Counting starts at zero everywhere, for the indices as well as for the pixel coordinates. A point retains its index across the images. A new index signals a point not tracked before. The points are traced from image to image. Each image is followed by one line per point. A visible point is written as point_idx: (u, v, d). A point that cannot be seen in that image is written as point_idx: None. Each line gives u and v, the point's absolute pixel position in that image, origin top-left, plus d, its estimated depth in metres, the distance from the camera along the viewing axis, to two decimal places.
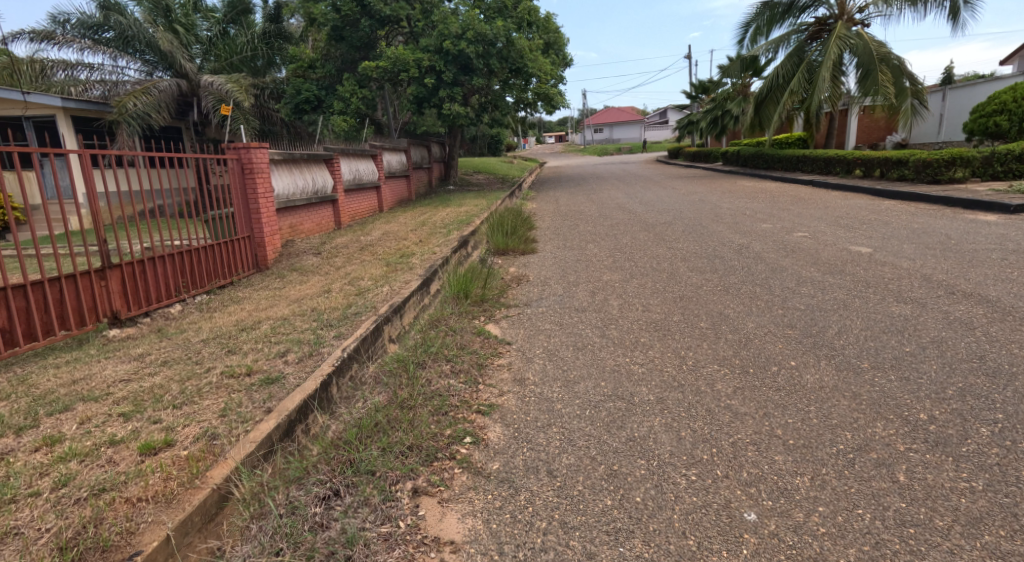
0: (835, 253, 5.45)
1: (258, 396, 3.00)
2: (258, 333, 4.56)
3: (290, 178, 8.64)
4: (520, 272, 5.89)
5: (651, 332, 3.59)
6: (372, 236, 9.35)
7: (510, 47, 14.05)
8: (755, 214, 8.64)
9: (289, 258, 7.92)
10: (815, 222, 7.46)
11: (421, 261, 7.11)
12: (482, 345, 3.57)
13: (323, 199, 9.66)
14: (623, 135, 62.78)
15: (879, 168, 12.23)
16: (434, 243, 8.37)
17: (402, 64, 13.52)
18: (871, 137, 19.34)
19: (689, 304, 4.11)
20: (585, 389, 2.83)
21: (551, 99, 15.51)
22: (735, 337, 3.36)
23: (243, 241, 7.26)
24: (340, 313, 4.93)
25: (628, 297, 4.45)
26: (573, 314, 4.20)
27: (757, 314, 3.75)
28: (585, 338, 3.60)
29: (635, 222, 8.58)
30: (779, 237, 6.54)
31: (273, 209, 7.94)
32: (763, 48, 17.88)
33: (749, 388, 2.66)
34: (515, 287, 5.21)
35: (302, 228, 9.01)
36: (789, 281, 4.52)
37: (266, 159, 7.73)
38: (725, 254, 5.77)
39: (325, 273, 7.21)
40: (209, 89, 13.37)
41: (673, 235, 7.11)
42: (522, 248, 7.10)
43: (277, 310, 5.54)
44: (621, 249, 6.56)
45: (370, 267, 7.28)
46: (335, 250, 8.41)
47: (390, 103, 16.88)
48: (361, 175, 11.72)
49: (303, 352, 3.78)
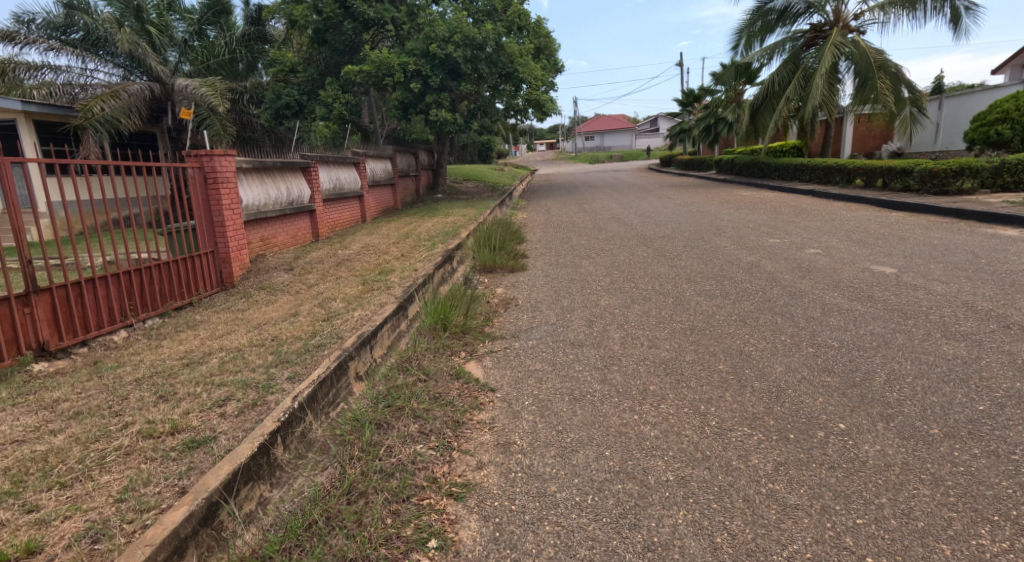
0: (856, 274, 4.94)
1: (174, 468, 2.41)
2: (203, 370, 3.95)
3: (261, 189, 8.05)
4: (508, 294, 5.32)
5: (661, 377, 3.03)
6: (350, 250, 8.74)
7: (500, 52, 13.56)
8: (758, 227, 8.13)
9: (258, 274, 7.29)
10: (825, 237, 6.96)
11: (401, 280, 6.52)
12: (460, 394, 3.00)
13: (298, 209, 9.06)
14: (614, 143, 62.50)
15: (882, 178, 11.80)
16: (416, 258, 7.78)
17: (386, 68, 12.92)
18: (866, 146, 18.97)
19: (702, 339, 3.56)
20: (588, 462, 2.25)
21: (541, 105, 14.99)
22: (764, 387, 2.80)
23: (205, 257, 6.63)
24: (304, 344, 4.33)
25: (630, 329, 3.89)
26: (567, 350, 3.62)
27: (785, 353, 3.20)
28: (584, 386, 3.02)
29: (632, 235, 8.04)
30: (790, 254, 6.02)
31: (241, 221, 7.33)
32: (757, 56, 17.53)
33: (795, 464, 2.10)
34: (501, 313, 4.65)
35: (275, 241, 8.39)
36: (812, 310, 3.98)
37: (232, 168, 7.12)
38: (734, 274, 5.24)
39: (296, 293, 6.60)
40: (184, 94, 12.73)
41: (675, 251, 6.58)
42: (512, 265, 6.52)
43: (235, 338, 4.91)
44: (619, 267, 6.01)
45: (345, 286, 6.67)
46: (310, 265, 7.79)
47: (376, 109, 16.29)
48: (342, 184, 11.11)
49: (247, 400, 3.16)
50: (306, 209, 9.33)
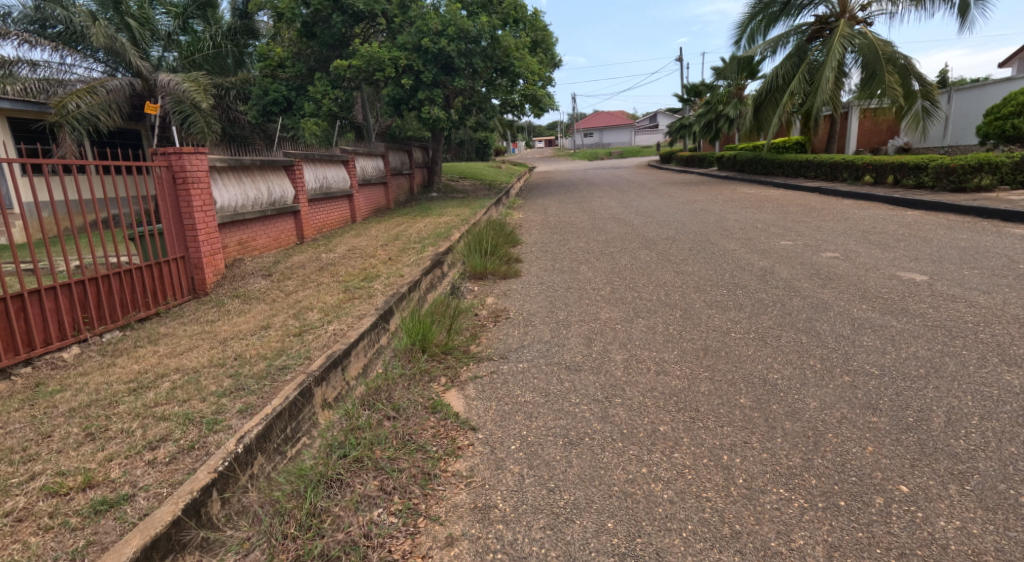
0: (883, 281, 4.48)
1: (70, 544, 1.95)
2: (149, 397, 3.46)
3: (240, 189, 7.58)
4: (499, 304, 4.84)
5: (674, 415, 2.56)
6: (335, 253, 8.27)
7: (495, 45, 13.09)
8: (766, 228, 7.66)
9: (234, 281, 6.81)
10: (839, 239, 6.50)
11: (384, 287, 6.05)
12: (435, 437, 2.54)
13: (281, 210, 8.59)
14: (613, 140, 62.01)
15: (892, 175, 11.34)
16: (404, 263, 7.30)
17: (376, 63, 12.41)
18: (872, 141, 18.47)
19: (716, 364, 3.09)
20: (589, 540, 1.84)
21: (538, 101, 14.51)
22: (799, 429, 2.32)
23: (174, 263, 6.16)
24: (268, 364, 3.85)
25: (633, 349, 3.43)
26: (563, 375, 3.16)
27: (818, 383, 2.72)
28: (581, 424, 2.56)
29: (633, 237, 7.56)
30: (805, 258, 5.56)
31: (215, 224, 6.84)
32: (761, 49, 17.02)
33: (853, 548, 1.69)
34: (489, 328, 4.18)
35: (255, 244, 7.92)
36: (840, 326, 3.51)
37: (204, 167, 6.61)
38: (747, 281, 4.78)
39: (272, 302, 6.12)
40: (167, 90, 12.25)
41: (681, 255, 6.12)
42: (504, 271, 6.04)
43: (196, 356, 4.42)
44: (620, 273, 5.55)
45: (326, 294, 6.20)
46: (290, 271, 7.32)
47: (369, 105, 15.79)
48: (329, 183, 10.63)
49: (184, 441, 2.67)
50: (289, 210, 8.86)
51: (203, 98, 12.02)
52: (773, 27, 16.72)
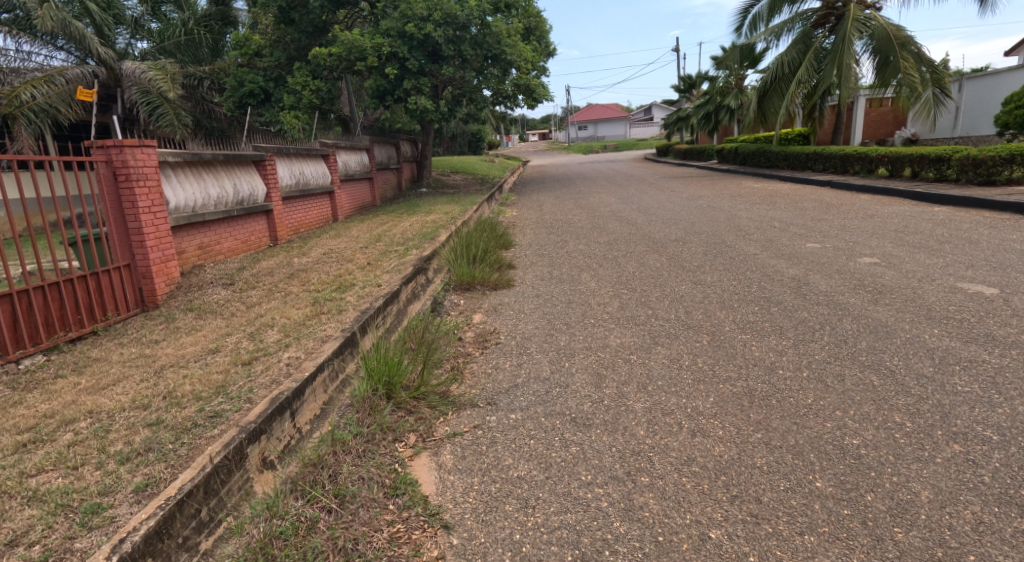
0: (946, 296, 3.78)
1: None
2: (35, 456, 2.71)
3: (200, 188, 6.80)
4: (488, 324, 4.11)
5: (732, 515, 1.82)
6: (309, 258, 7.50)
7: (485, 31, 12.28)
8: (783, 227, 6.95)
9: (190, 291, 6.03)
10: (871, 240, 5.80)
11: (357, 300, 5.32)
12: (393, 549, 1.82)
13: (249, 210, 7.79)
14: (608, 132, 61.27)
15: (910, 167, 10.66)
16: (384, 269, 6.54)
17: (357, 52, 11.59)
18: (878, 133, 17.80)
19: (770, 422, 2.35)
20: None
21: (532, 91, 13.71)
22: (918, 546, 1.64)
23: (116, 273, 5.37)
24: (199, 408, 3.08)
25: (656, 393, 2.69)
26: (571, 435, 2.41)
27: (918, 456, 2.00)
28: (597, 524, 1.85)
29: (638, 238, 6.83)
30: (840, 265, 4.84)
31: (168, 227, 6.03)
32: (763, 36, 16.27)
33: None
34: (475, 359, 3.44)
35: (218, 248, 7.14)
36: (917, 361, 2.78)
37: (152, 162, 5.78)
38: (780, 296, 4.07)
39: (230, 318, 5.35)
40: (133, 80, 11.48)
41: (695, 261, 5.39)
42: (494, 280, 5.29)
43: (119, 392, 3.62)
44: (628, 283, 4.84)
45: (292, 309, 5.44)
46: (256, 279, 6.55)
47: (354, 95, 14.93)
48: (307, 178, 9.83)
49: (43, 552, 1.93)
50: (260, 210, 8.08)
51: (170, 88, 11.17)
52: (776, 12, 15.96)
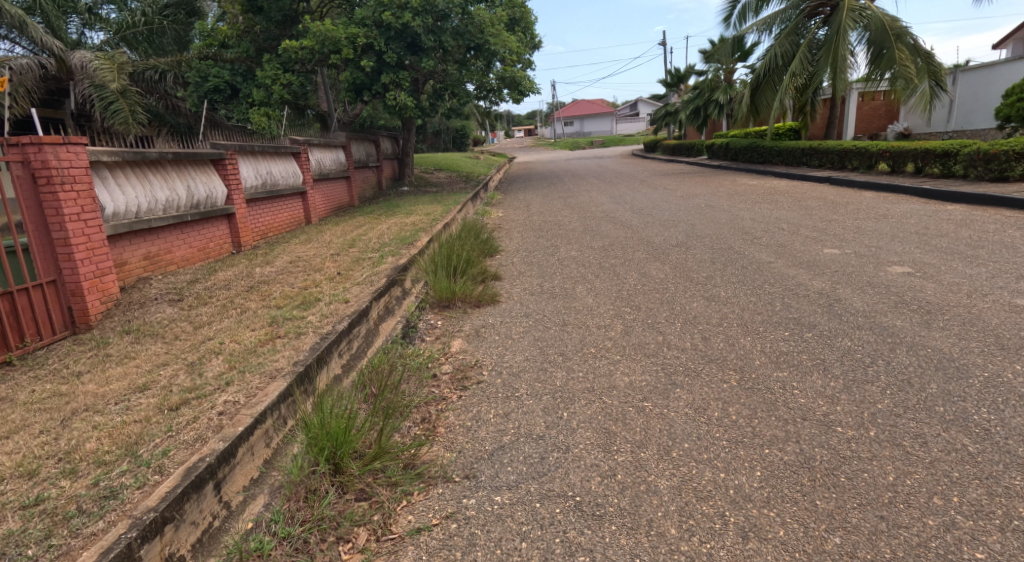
0: (1010, 316, 3.19)
1: None
2: None
3: (144, 190, 6.09)
4: (468, 356, 3.46)
5: None
6: (273, 267, 6.81)
7: (467, 21, 11.56)
8: (792, 229, 6.37)
9: (130, 309, 5.35)
10: (894, 244, 5.22)
11: (320, 320, 4.67)
12: None
13: (207, 214, 7.07)
14: (594, 128, 60.82)
15: (913, 163, 10.15)
16: (354, 281, 5.88)
17: (331, 43, 10.73)
18: (870, 127, 17.37)
19: (848, 516, 1.74)
20: None
21: (517, 84, 13.02)
22: None
23: (37, 291, 4.67)
24: (93, 483, 2.44)
25: (683, 464, 2.10)
26: (576, 539, 1.80)
27: None
28: None
29: (635, 243, 6.22)
30: (869, 275, 4.26)
31: (104, 236, 5.33)
32: (754, 27, 15.73)
33: None
34: (451, 406, 2.80)
35: (170, 258, 6.43)
36: (1014, 416, 2.17)
37: (81, 162, 5.09)
38: (812, 316, 3.47)
39: (172, 343, 4.69)
40: (81, 71, 10.76)
41: (703, 271, 4.78)
42: (477, 295, 4.64)
43: (12, 449, 2.97)
44: (630, 299, 4.23)
45: (245, 330, 4.77)
46: (210, 293, 5.85)
47: (330, 89, 14.13)
48: (276, 178, 9.09)
49: None
50: (220, 214, 7.36)
51: (112, 76, 10.43)
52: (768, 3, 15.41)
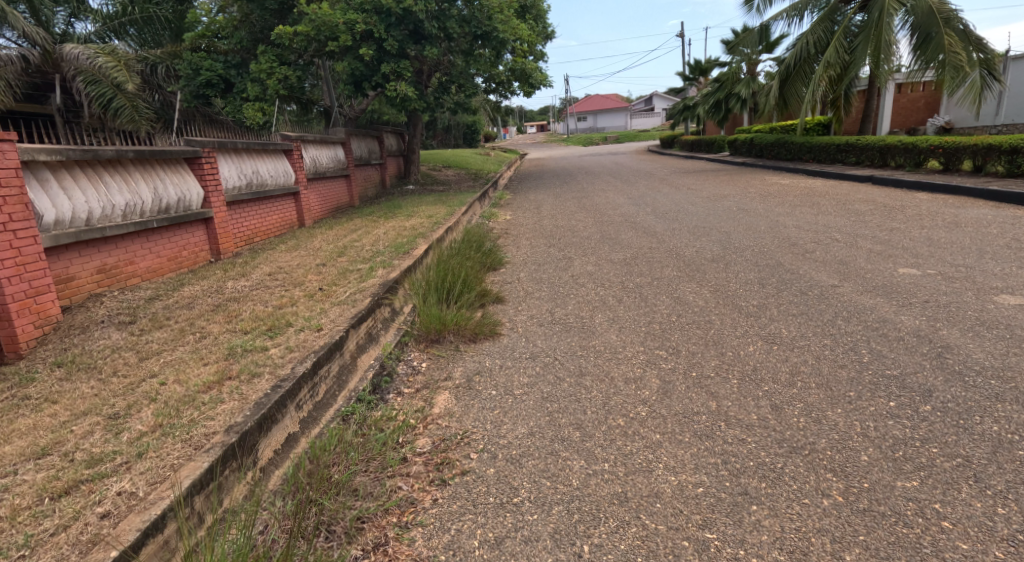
0: None
1: None
2: None
3: (99, 193, 5.31)
4: (452, 425, 2.57)
5: None
6: (250, 279, 6.01)
7: (476, 8, 10.68)
8: (848, 240, 5.44)
9: (70, 333, 4.52)
10: (985, 262, 4.30)
11: (283, 355, 3.83)
12: None
13: (177, 220, 6.28)
14: (608, 123, 59.71)
15: (970, 160, 9.11)
16: (335, 299, 5.03)
17: (328, 29, 9.88)
18: (907, 121, 16.24)
19: None
20: None
21: (529, 76, 12.15)
22: None
23: None
24: None
25: None
26: None
27: None
28: None
29: (663, 255, 5.33)
30: (974, 307, 3.34)
31: (42, 249, 4.54)
32: (784, 14, 14.62)
33: None
34: (420, 521, 1.96)
35: (132, 269, 5.65)
36: None
37: (9, 163, 4.28)
38: (917, 374, 2.56)
39: (108, 380, 3.86)
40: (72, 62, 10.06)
41: (753, 297, 3.87)
42: (473, 327, 3.76)
43: None
44: (664, 335, 3.35)
45: (196, 365, 3.93)
46: (169, 313, 5.04)
47: (331, 82, 13.30)
48: (264, 178, 8.30)
49: None
50: (194, 218, 6.56)
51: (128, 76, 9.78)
52: None
